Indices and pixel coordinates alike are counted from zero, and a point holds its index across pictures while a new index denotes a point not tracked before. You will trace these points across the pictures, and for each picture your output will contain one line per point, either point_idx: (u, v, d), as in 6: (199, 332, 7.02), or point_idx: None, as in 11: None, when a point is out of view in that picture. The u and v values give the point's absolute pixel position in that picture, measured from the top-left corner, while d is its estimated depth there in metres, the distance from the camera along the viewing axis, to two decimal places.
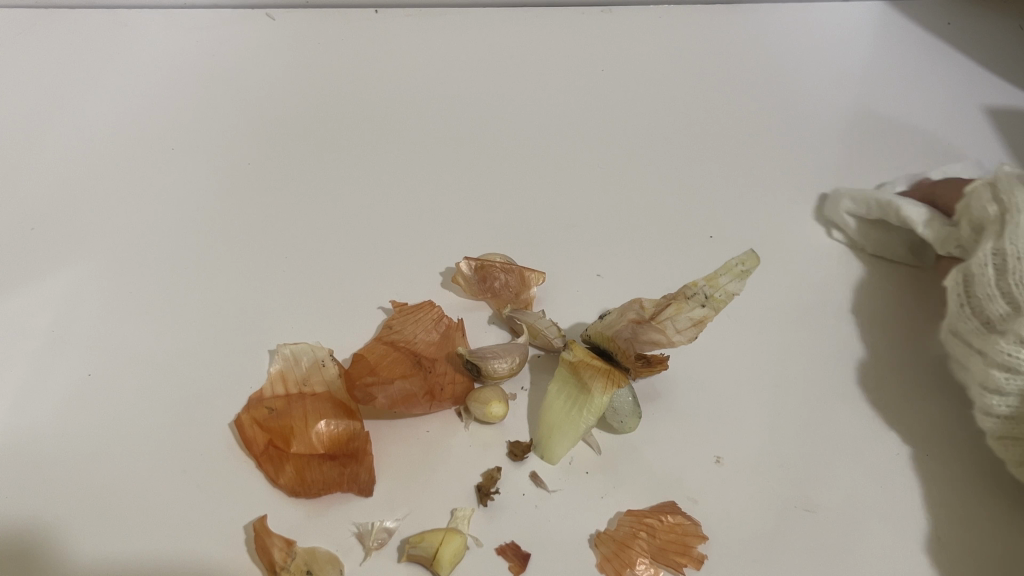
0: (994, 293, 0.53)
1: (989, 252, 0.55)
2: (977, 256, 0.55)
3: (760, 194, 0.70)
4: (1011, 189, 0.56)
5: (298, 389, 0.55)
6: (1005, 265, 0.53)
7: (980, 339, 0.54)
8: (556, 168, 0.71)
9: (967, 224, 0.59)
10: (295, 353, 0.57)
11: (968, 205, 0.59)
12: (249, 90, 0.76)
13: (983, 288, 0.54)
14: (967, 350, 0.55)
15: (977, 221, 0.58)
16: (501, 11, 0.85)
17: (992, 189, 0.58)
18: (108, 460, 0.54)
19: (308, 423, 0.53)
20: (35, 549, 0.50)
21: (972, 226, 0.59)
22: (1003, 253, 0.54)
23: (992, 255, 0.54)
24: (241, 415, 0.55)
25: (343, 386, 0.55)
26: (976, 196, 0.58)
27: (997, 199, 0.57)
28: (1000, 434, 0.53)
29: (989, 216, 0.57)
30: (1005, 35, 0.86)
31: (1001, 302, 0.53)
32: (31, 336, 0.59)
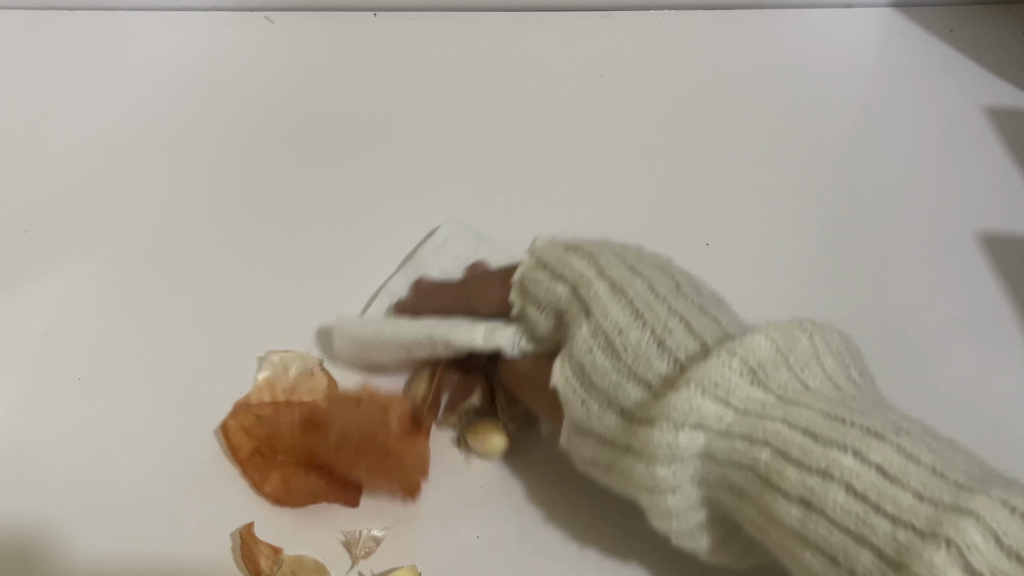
0: (703, 403, 0.42)
1: (588, 335, 0.49)
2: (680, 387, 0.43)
3: (916, 152, 0.74)
4: (547, 289, 0.52)
5: (286, 399, 0.56)
6: (745, 365, 0.43)
7: (625, 434, 0.46)
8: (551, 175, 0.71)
9: (551, 311, 0.52)
10: (284, 359, 0.59)
11: (584, 363, 0.49)
12: (244, 94, 0.76)
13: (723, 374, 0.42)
14: (616, 452, 0.47)
15: (633, 363, 0.46)
16: (499, 16, 0.84)
17: (557, 260, 0.53)
18: (98, 465, 0.54)
19: (294, 433, 0.54)
20: (25, 551, 0.51)
21: (549, 314, 0.52)
22: (607, 332, 0.48)
23: (697, 395, 0.42)
24: (226, 422, 0.55)
25: (331, 397, 0.56)
26: (539, 282, 0.53)
27: (557, 276, 0.52)
28: (689, 531, 0.45)
29: (655, 310, 0.47)
30: (1011, 38, 0.84)
31: (629, 386, 0.46)
32: (26, 337, 0.60)
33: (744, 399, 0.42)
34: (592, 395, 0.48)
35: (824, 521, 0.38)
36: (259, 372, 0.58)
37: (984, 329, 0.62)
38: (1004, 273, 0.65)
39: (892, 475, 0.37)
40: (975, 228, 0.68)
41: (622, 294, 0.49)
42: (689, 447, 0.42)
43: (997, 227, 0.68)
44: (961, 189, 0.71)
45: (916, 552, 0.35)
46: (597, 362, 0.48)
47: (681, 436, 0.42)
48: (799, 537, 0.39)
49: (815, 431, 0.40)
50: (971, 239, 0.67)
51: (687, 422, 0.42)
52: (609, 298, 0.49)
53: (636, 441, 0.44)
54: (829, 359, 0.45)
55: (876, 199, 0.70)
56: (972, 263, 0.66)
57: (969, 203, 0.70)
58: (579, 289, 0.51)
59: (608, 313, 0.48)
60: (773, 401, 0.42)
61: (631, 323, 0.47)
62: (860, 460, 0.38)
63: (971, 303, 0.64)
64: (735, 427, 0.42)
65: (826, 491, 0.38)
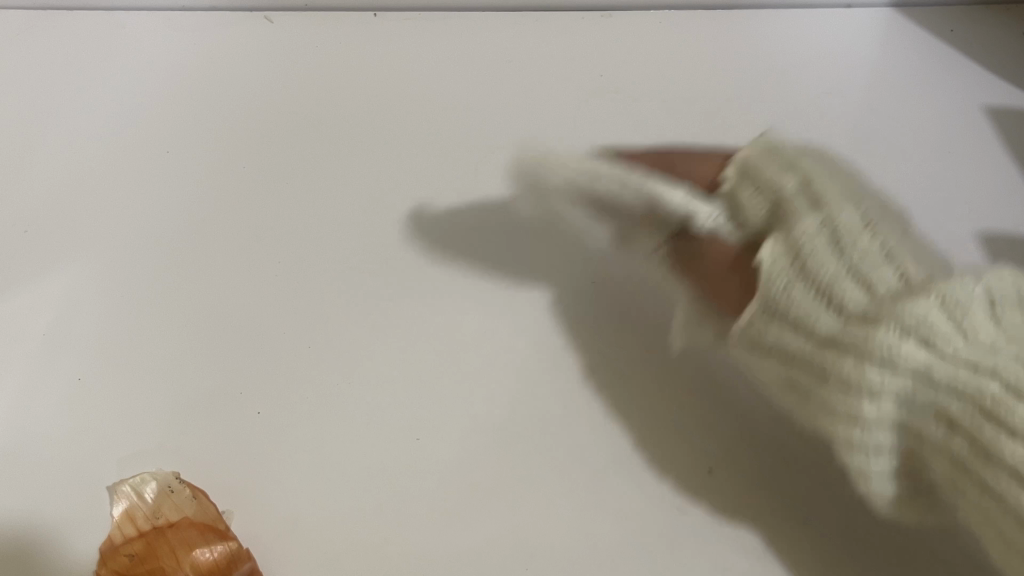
0: (911, 350, 0.43)
1: (785, 270, 0.49)
2: (882, 332, 0.44)
3: (915, 152, 0.74)
4: (846, 258, 0.48)
5: (151, 526, 0.55)
6: (944, 309, 0.43)
7: (818, 356, 0.48)
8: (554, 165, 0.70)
9: (799, 260, 0.49)
10: (135, 485, 0.55)
11: (770, 304, 0.50)
12: (245, 96, 0.76)
13: (933, 333, 0.43)
14: (827, 357, 0.47)
15: (853, 263, 0.47)
16: (498, 15, 0.84)
17: (845, 229, 0.48)
18: (107, 468, 0.56)
19: (179, 557, 0.54)
20: (40, 555, 0.53)
21: (830, 238, 0.49)
22: (800, 248, 0.49)
23: (900, 336, 0.43)
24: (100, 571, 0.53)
25: (178, 518, 0.55)
26: (818, 254, 0.48)
27: (865, 222, 0.49)
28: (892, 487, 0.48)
29: (855, 234, 0.48)
30: (1010, 40, 0.84)
31: (825, 316, 0.47)
32: (28, 339, 0.61)
33: (950, 365, 0.42)
34: (784, 327, 0.50)
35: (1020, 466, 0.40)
36: (115, 506, 0.54)
37: None
38: None
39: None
40: (973, 229, 0.68)
41: (836, 243, 0.48)
42: (889, 383, 0.43)
43: (995, 227, 0.69)
44: (960, 188, 0.71)
45: None
46: (893, 360, 0.43)
47: (883, 372, 0.43)
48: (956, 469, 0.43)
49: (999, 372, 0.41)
50: (969, 239, 0.68)
51: (883, 362, 0.43)
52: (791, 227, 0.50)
53: (842, 367, 0.46)
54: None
55: None
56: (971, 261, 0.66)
57: (969, 203, 0.70)
58: (843, 246, 0.48)
59: (811, 235, 0.49)
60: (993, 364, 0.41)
61: (845, 251, 0.48)
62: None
63: None
64: (918, 381, 0.43)
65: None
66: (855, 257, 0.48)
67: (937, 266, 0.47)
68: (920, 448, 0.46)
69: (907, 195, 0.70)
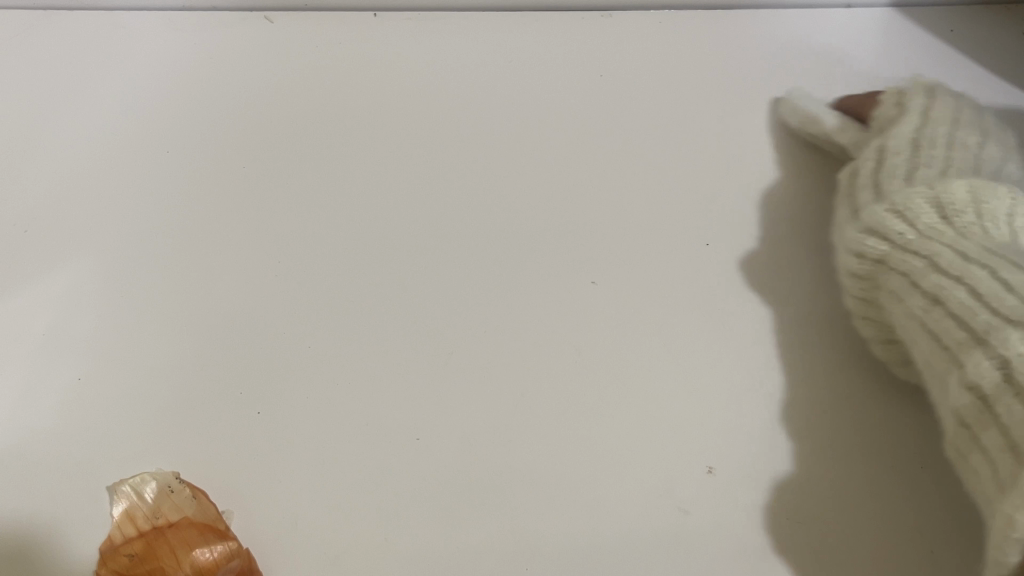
0: (894, 217, 0.56)
1: (902, 153, 0.63)
2: (885, 204, 0.58)
3: None
4: (894, 161, 0.63)
5: (151, 525, 0.54)
6: (937, 203, 0.56)
7: (847, 224, 0.62)
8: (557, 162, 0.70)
9: (877, 128, 0.69)
10: (135, 485, 0.55)
11: (856, 172, 0.65)
12: (245, 96, 0.76)
13: (893, 226, 0.56)
14: (836, 236, 0.63)
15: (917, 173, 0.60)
16: (498, 15, 0.84)
17: (908, 93, 0.69)
18: (106, 468, 0.56)
19: (178, 556, 0.53)
20: (37, 555, 0.53)
21: (879, 129, 0.68)
22: (884, 151, 0.64)
23: (894, 214, 0.57)
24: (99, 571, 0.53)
25: (178, 518, 0.54)
26: (891, 164, 0.63)
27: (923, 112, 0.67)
28: (881, 337, 0.59)
29: (937, 153, 0.63)
30: (1011, 40, 0.83)
31: (869, 196, 0.61)
32: (28, 338, 0.61)
33: (932, 225, 0.55)
34: (850, 202, 0.63)
35: (944, 307, 0.51)
36: (114, 506, 0.54)
37: None
38: None
39: (1012, 284, 0.48)
40: None
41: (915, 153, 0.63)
42: (872, 248, 0.57)
43: None
44: None
45: (997, 331, 0.46)
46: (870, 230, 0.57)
47: (869, 235, 0.57)
48: (919, 322, 0.53)
49: (962, 252, 0.52)
50: None
51: (875, 229, 0.57)
52: (918, 146, 0.64)
53: (846, 234, 0.60)
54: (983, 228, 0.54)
55: None
56: None
57: None
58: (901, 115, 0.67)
59: (898, 137, 0.64)
60: (946, 239, 0.54)
61: (933, 156, 0.62)
62: (993, 274, 0.49)
63: None
64: (884, 256, 0.57)
65: (953, 290, 0.51)
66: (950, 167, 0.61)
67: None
68: (887, 302, 0.57)
69: None
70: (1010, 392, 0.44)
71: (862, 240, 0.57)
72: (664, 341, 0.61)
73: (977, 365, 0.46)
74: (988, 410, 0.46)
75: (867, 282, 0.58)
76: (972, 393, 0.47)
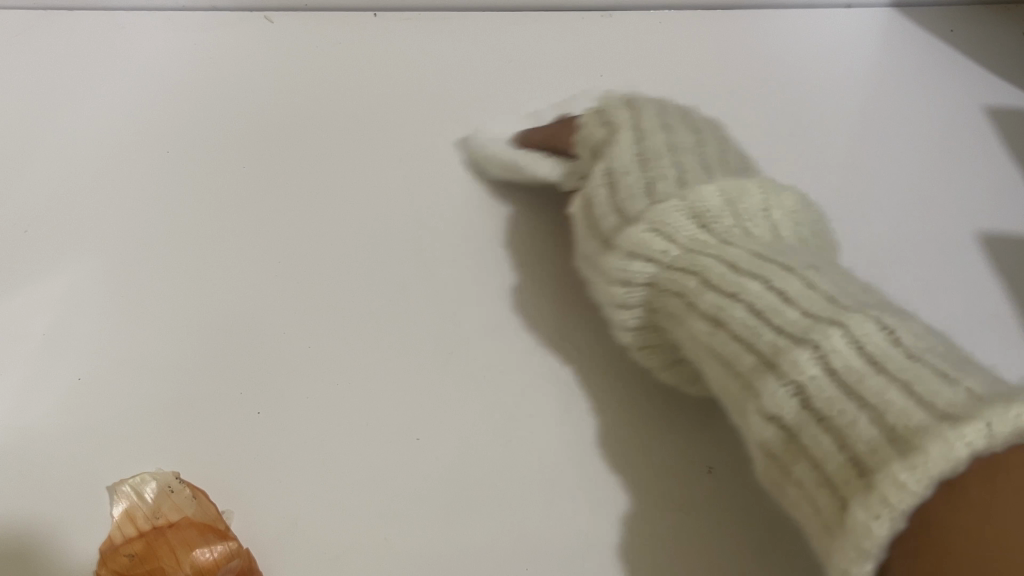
0: (652, 237, 0.54)
1: (601, 175, 0.61)
2: (641, 223, 0.55)
3: (916, 152, 0.74)
4: (623, 182, 0.59)
5: (151, 526, 0.52)
6: (693, 211, 0.55)
7: (601, 255, 0.57)
8: (543, 154, 0.69)
9: (588, 153, 0.65)
10: (135, 485, 0.53)
11: (589, 202, 0.61)
12: (245, 96, 0.76)
13: (654, 246, 0.54)
14: (589, 272, 0.60)
15: (620, 199, 0.58)
16: (498, 16, 0.84)
17: (613, 109, 0.66)
18: (107, 467, 0.56)
19: (179, 558, 0.51)
20: (34, 556, 0.53)
21: (589, 154, 0.65)
22: (612, 174, 0.60)
23: (652, 233, 0.54)
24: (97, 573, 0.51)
25: (179, 518, 0.53)
26: (627, 186, 0.59)
27: (605, 121, 0.65)
28: (641, 344, 0.58)
29: (662, 161, 0.60)
30: (1010, 40, 0.84)
31: (613, 217, 0.58)
32: (29, 338, 0.61)
33: (692, 237, 0.54)
34: (589, 229, 0.60)
35: (726, 331, 0.49)
36: (113, 507, 0.53)
37: (984, 328, 0.62)
38: (1003, 272, 0.66)
39: (790, 297, 0.47)
40: (974, 228, 0.68)
41: (648, 166, 0.60)
42: (638, 272, 0.54)
43: (996, 226, 0.68)
44: (960, 188, 0.71)
45: (785, 354, 0.44)
46: (632, 254, 0.54)
47: (634, 260, 0.54)
48: (705, 346, 0.50)
49: (738, 265, 0.51)
50: (970, 239, 0.68)
51: (633, 252, 0.54)
52: (645, 147, 0.61)
53: (604, 263, 0.57)
54: (759, 229, 0.55)
55: (878, 199, 0.70)
56: (972, 261, 0.66)
57: (970, 203, 0.70)
58: (613, 135, 0.63)
59: (622, 159, 0.61)
60: (725, 256, 0.52)
61: (645, 171, 0.59)
62: (768, 287, 0.48)
63: (972, 303, 0.64)
64: (658, 278, 0.54)
65: (731, 308, 0.49)
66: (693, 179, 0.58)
67: (816, 210, 0.58)
68: (665, 324, 0.55)
69: (908, 194, 0.70)
70: (813, 419, 0.42)
71: (629, 264, 0.54)
72: None
73: (773, 392, 0.44)
74: (792, 440, 0.43)
75: (637, 309, 0.56)
76: (775, 421, 0.44)
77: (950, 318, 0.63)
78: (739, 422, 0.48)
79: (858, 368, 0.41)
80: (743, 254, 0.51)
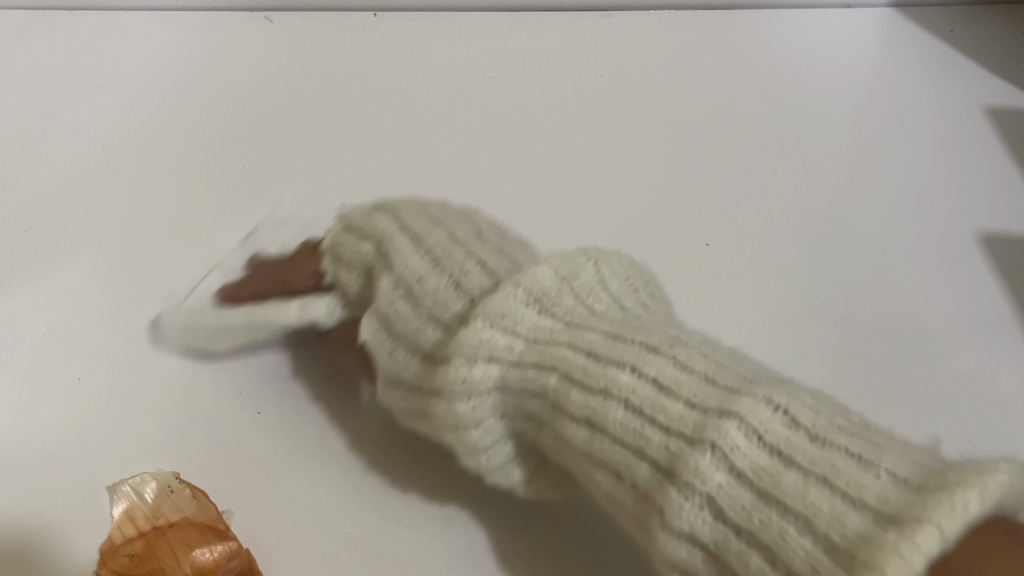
0: (493, 335, 0.44)
1: (392, 286, 0.51)
2: (473, 321, 0.45)
3: (916, 151, 0.74)
4: (421, 276, 0.50)
5: (150, 526, 0.52)
6: (530, 296, 0.46)
7: (427, 375, 0.47)
8: (270, 296, 0.59)
9: (362, 270, 0.55)
10: (135, 485, 0.53)
11: (386, 316, 0.51)
12: (244, 95, 0.76)
13: (495, 346, 0.44)
14: (414, 398, 0.49)
15: (432, 305, 0.49)
16: (498, 16, 0.84)
17: (365, 219, 0.57)
18: (106, 466, 0.56)
19: (178, 557, 0.50)
20: (33, 554, 0.52)
21: (363, 273, 0.55)
22: (405, 280, 0.51)
23: (490, 331, 0.45)
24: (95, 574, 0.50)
25: (179, 518, 0.52)
26: (399, 308, 0.50)
27: (365, 235, 0.56)
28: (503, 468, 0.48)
29: (456, 254, 0.51)
30: (1009, 39, 0.84)
31: (429, 328, 0.48)
32: (29, 338, 0.61)
33: (534, 326, 0.45)
34: (395, 346, 0.50)
35: (605, 436, 0.41)
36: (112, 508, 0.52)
37: (986, 327, 0.62)
38: (1004, 271, 0.66)
39: (666, 386, 0.40)
40: (974, 228, 0.68)
41: (422, 245, 0.53)
42: (484, 378, 0.44)
43: (997, 226, 0.68)
44: (960, 187, 0.71)
45: (681, 459, 0.38)
46: (491, 357, 0.44)
47: (475, 367, 0.44)
48: (589, 457, 0.42)
49: (596, 351, 0.43)
50: (971, 238, 0.68)
51: (479, 355, 0.44)
52: (405, 250, 0.52)
53: (434, 381, 0.46)
54: (592, 298, 0.47)
55: (878, 198, 0.70)
56: (973, 260, 0.66)
57: (970, 202, 0.70)
58: (385, 241, 0.54)
59: (408, 260, 0.52)
60: (574, 347, 0.44)
61: (442, 269, 0.50)
62: (639, 376, 0.41)
63: (973, 302, 0.64)
64: (519, 384, 0.45)
65: (607, 409, 0.41)
66: (442, 256, 0.51)
67: (643, 267, 0.51)
68: (536, 434, 0.45)
69: (909, 194, 0.70)
70: (735, 536, 0.36)
71: (473, 392, 0.44)
72: None
73: (677, 510, 0.37)
74: (716, 560, 0.36)
75: (500, 420, 0.46)
76: (690, 543, 0.37)
77: (951, 317, 0.63)
78: (644, 538, 0.41)
79: (766, 468, 0.36)
80: (602, 336, 0.44)
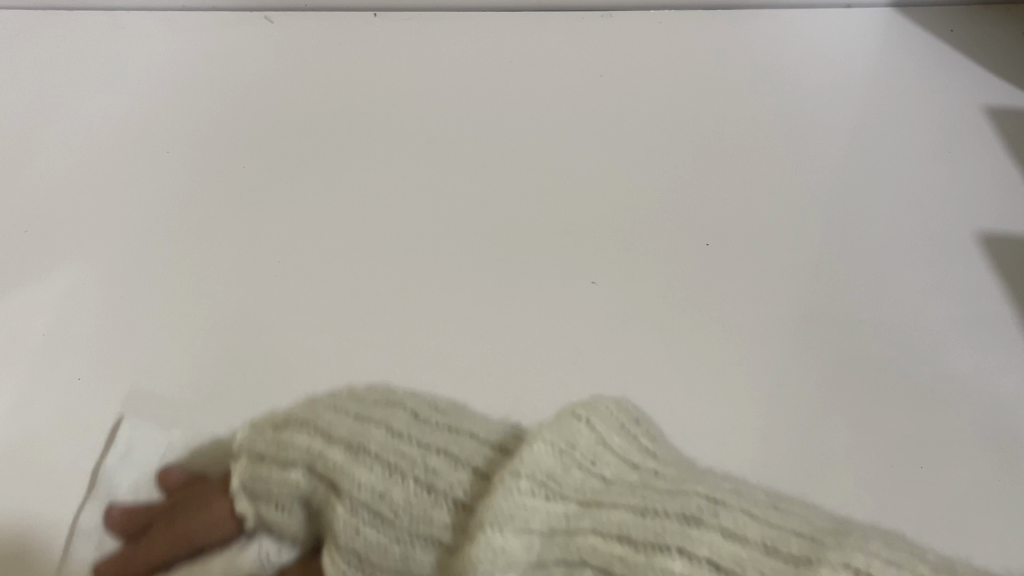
0: (504, 538, 0.36)
1: (347, 515, 0.42)
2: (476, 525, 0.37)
3: (915, 152, 0.74)
4: (383, 488, 0.42)
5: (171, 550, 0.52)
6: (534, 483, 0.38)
7: None
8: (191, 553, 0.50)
9: (296, 499, 0.45)
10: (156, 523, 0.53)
11: (354, 548, 0.41)
12: (244, 97, 0.76)
13: (511, 555, 0.36)
14: None
15: (411, 523, 0.40)
16: (498, 15, 0.84)
17: (280, 427, 0.48)
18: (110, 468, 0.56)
19: None
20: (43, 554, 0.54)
21: (302, 504, 0.45)
22: (365, 504, 0.42)
23: (500, 533, 0.36)
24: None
25: None
26: (367, 527, 0.41)
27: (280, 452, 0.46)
28: None
29: (412, 456, 0.42)
30: (1010, 40, 0.84)
31: (419, 550, 0.40)
32: (27, 339, 0.61)
33: (547, 521, 0.37)
34: None
35: None
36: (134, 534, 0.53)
37: (984, 328, 0.63)
38: (1002, 271, 0.66)
39: (726, 567, 0.33)
40: (974, 228, 0.68)
41: (363, 450, 0.43)
42: None
43: (996, 226, 0.68)
44: (960, 187, 0.71)
45: None
46: (510, 565, 0.36)
47: None
48: None
49: (628, 534, 0.35)
50: (970, 238, 0.68)
51: (495, 569, 0.35)
52: (350, 466, 0.43)
53: None
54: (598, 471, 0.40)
55: (876, 198, 0.70)
56: (972, 260, 0.66)
57: (970, 202, 0.70)
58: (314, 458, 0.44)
59: (357, 476, 0.42)
60: (603, 542, 0.36)
61: (409, 477, 0.42)
62: (693, 560, 0.33)
63: (971, 302, 0.64)
64: None
65: None
66: (398, 457, 0.42)
67: (627, 405, 0.46)
68: None
69: (909, 194, 0.70)
70: None
71: None
72: (664, 344, 0.62)
73: None
74: None
75: None
76: None
77: (949, 317, 0.63)
78: None
79: None
80: (628, 514, 0.36)
